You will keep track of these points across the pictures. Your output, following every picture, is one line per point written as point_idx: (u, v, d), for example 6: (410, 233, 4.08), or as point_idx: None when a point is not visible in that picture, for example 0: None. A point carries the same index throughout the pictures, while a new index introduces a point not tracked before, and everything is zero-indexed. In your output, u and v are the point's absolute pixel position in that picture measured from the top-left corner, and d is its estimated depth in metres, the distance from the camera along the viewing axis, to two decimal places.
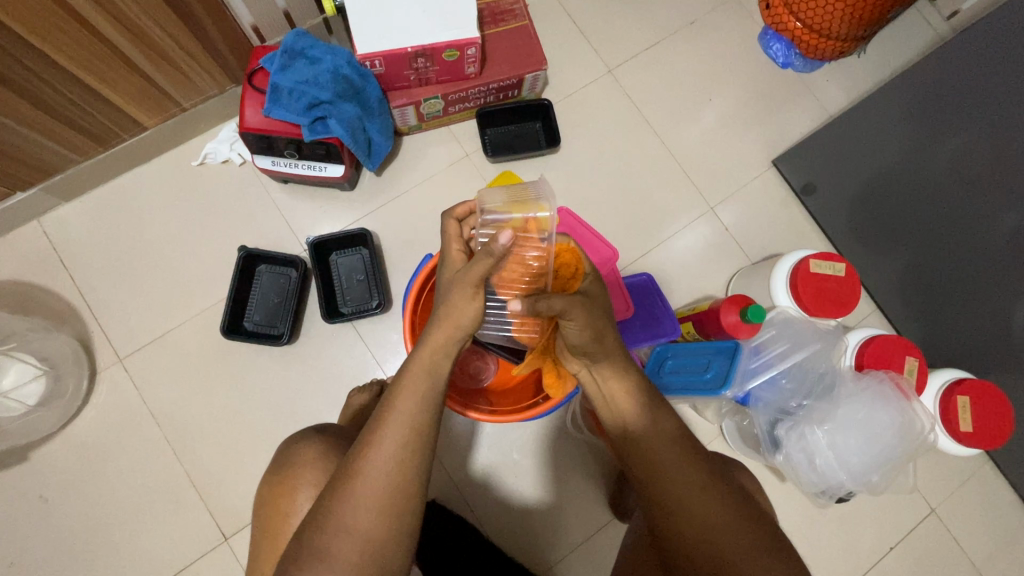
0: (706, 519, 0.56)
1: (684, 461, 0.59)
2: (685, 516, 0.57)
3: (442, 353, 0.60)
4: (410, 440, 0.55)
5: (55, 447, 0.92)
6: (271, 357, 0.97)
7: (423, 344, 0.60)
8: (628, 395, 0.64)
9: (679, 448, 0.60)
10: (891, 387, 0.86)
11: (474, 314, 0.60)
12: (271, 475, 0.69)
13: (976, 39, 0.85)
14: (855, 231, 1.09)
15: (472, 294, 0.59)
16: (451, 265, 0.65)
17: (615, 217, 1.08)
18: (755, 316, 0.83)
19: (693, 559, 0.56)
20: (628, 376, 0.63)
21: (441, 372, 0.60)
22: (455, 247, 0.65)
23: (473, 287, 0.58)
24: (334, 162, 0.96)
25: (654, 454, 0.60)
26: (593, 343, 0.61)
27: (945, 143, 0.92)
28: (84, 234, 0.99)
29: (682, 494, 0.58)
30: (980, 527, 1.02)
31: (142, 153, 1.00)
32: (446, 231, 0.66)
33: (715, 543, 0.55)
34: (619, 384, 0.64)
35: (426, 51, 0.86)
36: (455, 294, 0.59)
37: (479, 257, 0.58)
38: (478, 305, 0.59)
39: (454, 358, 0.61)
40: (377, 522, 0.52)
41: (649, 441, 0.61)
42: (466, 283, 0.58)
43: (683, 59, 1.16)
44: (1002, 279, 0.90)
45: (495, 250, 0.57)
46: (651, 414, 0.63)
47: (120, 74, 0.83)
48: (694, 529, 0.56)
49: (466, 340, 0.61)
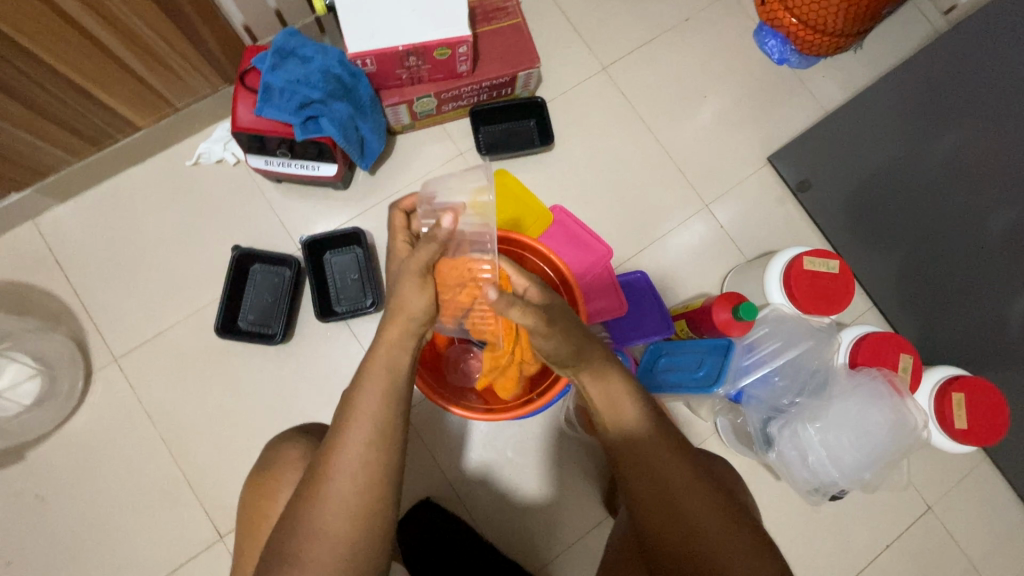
0: (691, 516, 0.56)
1: (668, 462, 0.59)
2: (668, 522, 0.57)
3: (399, 346, 0.60)
4: (375, 438, 0.56)
5: (51, 447, 0.92)
6: (266, 356, 0.97)
7: (379, 340, 0.60)
8: (624, 395, 0.62)
9: (665, 451, 0.59)
10: (885, 384, 0.86)
11: (425, 303, 0.60)
12: (254, 475, 0.69)
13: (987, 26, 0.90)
14: (849, 226, 1.07)
15: (419, 283, 0.60)
16: (397, 255, 0.66)
17: (610, 215, 1.08)
18: (747, 313, 0.83)
19: (675, 559, 0.56)
20: (608, 382, 0.62)
21: (399, 367, 0.60)
22: (400, 240, 0.67)
23: (418, 274, 0.60)
24: (327, 161, 0.96)
25: (641, 457, 0.59)
26: (570, 348, 0.61)
27: (941, 140, 0.94)
28: (79, 234, 0.99)
29: (666, 495, 0.57)
30: (977, 524, 1.01)
31: (136, 153, 1.00)
32: (393, 222, 0.68)
33: (698, 544, 0.55)
34: (598, 388, 0.63)
35: (417, 50, 0.86)
36: (403, 285, 0.60)
37: (425, 243, 0.61)
38: (427, 293, 0.60)
39: (413, 351, 0.62)
40: (348, 522, 0.53)
41: (641, 442, 0.60)
42: (410, 272, 0.60)
43: (676, 56, 1.16)
44: (999, 274, 0.91)
45: (438, 234, 0.61)
46: (636, 420, 0.61)
47: (111, 74, 0.83)
48: (678, 529, 0.56)
49: (424, 331, 0.62)
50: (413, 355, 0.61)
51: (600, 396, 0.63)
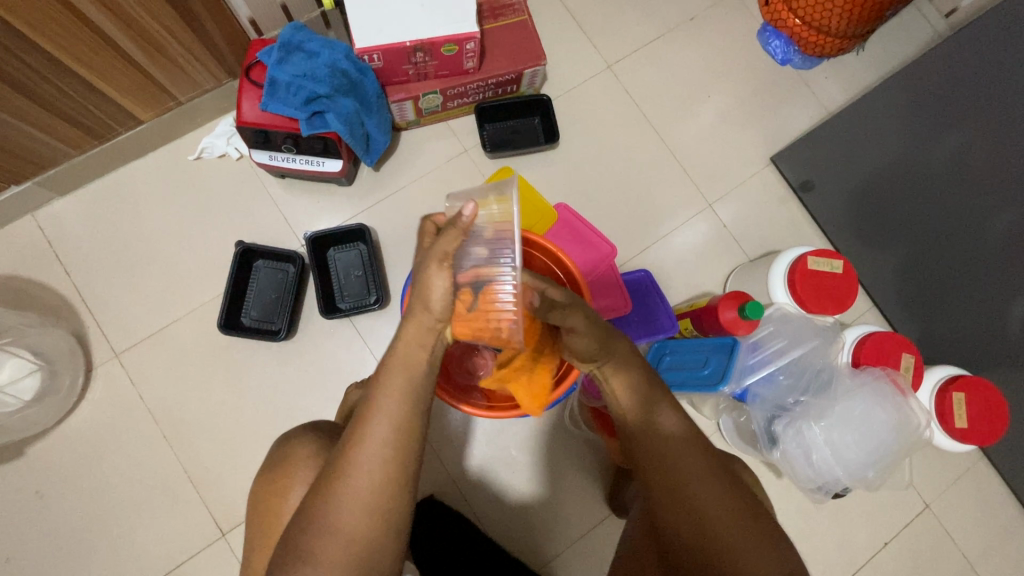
0: (708, 509, 0.57)
1: (682, 453, 0.60)
2: (682, 513, 0.57)
3: (417, 345, 0.59)
4: (393, 438, 0.56)
5: (51, 443, 0.91)
6: (269, 352, 0.97)
7: (400, 336, 0.59)
8: (645, 384, 0.64)
9: (679, 442, 0.60)
10: (888, 384, 0.86)
11: (444, 293, 0.58)
12: (265, 472, 0.69)
13: (1000, 21, 0.85)
14: (852, 227, 1.08)
15: (443, 270, 0.57)
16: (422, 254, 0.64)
17: (614, 214, 1.08)
18: (752, 312, 0.84)
19: (690, 553, 0.57)
20: (630, 372, 0.64)
21: (418, 365, 0.59)
22: (427, 241, 0.63)
23: (440, 261, 0.57)
24: (332, 157, 0.96)
25: (660, 450, 0.60)
26: (596, 339, 0.63)
27: (943, 140, 0.93)
28: (80, 228, 0.98)
29: (683, 488, 0.58)
30: (975, 523, 1.02)
31: (138, 147, 0.99)
32: (422, 232, 0.65)
33: (717, 540, 0.55)
34: (620, 378, 0.64)
35: (425, 46, 0.86)
36: (427, 269, 0.57)
37: (448, 231, 0.57)
38: (447, 281, 0.57)
39: (434, 351, 0.60)
40: (364, 522, 0.53)
41: (660, 434, 0.61)
42: (432, 258, 0.57)
43: (681, 55, 1.16)
44: (999, 277, 0.91)
45: (462, 222, 0.57)
46: (650, 408, 0.63)
47: (114, 66, 0.82)
48: (693, 521, 0.57)
49: (443, 327, 0.60)
50: (433, 355, 0.60)
51: (625, 387, 0.64)
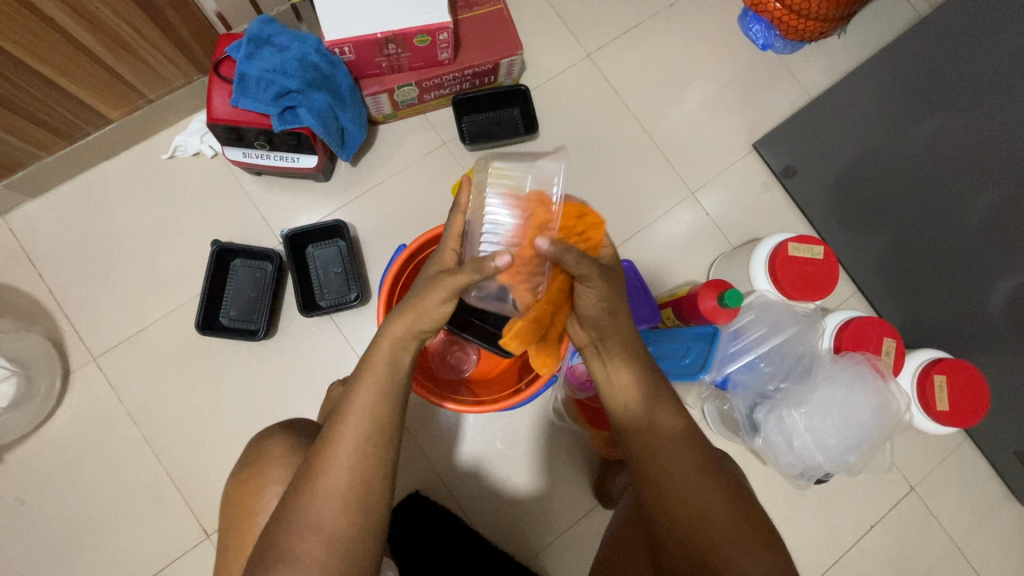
0: (697, 506, 0.56)
1: (676, 450, 0.59)
2: (676, 507, 0.56)
3: (401, 346, 0.59)
4: (371, 433, 0.55)
5: (29, 449, 0.91)
6: (250, 352, 0.96)
7: (381, 335, 0.60)
8: (640, 373, 0.63)
9: (668, 439, 0.59)
10: (868, 368, 0.87)
11: (438, 317, 0.59)
12: (238, 474, 0.68)
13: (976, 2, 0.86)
14: (835, 211, 1.08)
15: (445, 297, 0.58)
16: (440, 261, 0.64)
17: (596, 204, 1.07)
18: (732, 301, 0.83)
19: (683, 554, 0.55)
20: (631, 357, 0.63)
21: (400, 365, 0.59)
22: (449, 248, 0.64)
23: (448, 292, 0.57)
24: (306, 152, 0.94)
25: (651, 445, 0.59)
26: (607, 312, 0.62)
27: (922, 125, 0.93)
28: (53, 231, 0.97)
29: (676, 484, 0.57)
30: (959, 503, 1.03)
31: (110, 146, 0.97)
32: (450, 228, 0.65)
33: (709, 541, 0.54)
34: (624, 363, 0.63)
35: (396, 37, 0.85)
36: (426, 293, 0.58)
37: (465, 268, 0.56)
38: (448, 310, 0.59)
39: (412, 354, 0.61)
40: (343, 518, 0.52)
41: (651, 432, 0.60)
42: (442, 287, 0.57)
43: (661, 42, 1.15)
44: (982, 257, 0.90)
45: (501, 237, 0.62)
46: (652, 399, 0.62)
47: (80, 66, 0.81)
48: (681, 516, 0.56)
49: (425, 337, 0.61)
50: (414, 356, 0.61)
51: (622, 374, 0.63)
